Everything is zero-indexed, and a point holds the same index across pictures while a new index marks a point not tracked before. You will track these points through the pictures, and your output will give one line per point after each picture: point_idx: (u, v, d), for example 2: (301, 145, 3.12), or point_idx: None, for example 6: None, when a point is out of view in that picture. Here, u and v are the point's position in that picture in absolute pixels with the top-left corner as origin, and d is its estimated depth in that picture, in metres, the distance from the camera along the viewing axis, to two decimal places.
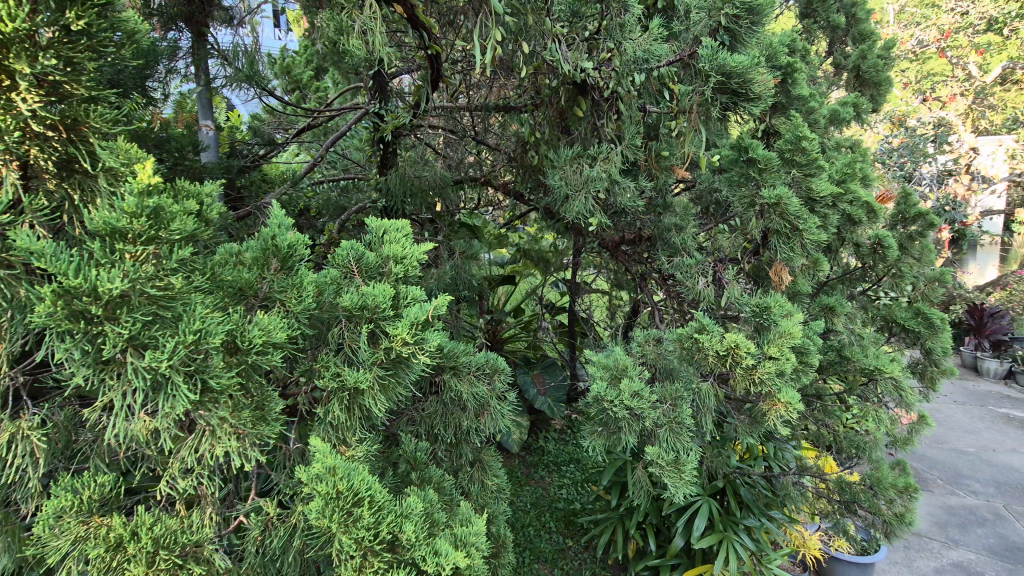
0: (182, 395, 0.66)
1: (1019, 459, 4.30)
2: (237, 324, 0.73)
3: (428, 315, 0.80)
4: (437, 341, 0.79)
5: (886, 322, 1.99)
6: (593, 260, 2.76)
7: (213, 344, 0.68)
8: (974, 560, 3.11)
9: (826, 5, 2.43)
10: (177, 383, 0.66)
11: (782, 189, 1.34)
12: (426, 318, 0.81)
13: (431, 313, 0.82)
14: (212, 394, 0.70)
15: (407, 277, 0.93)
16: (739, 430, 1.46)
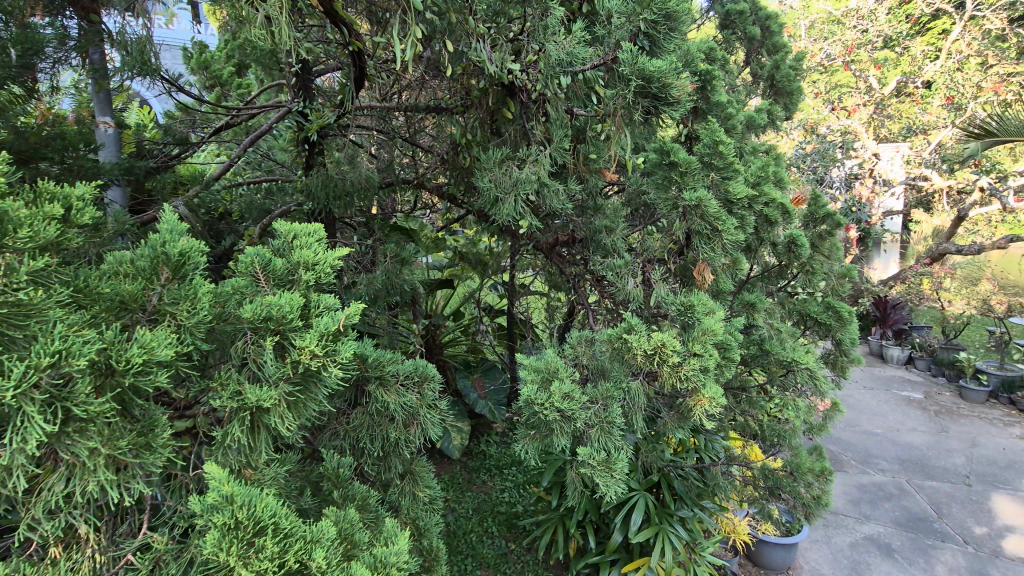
0: (37, 426, 0.59)
1: (919, 437, 4.72)
2: (110, 342, 0.66)
3: (340, 326, 0.76)
4: (350, 353, 0.75)
5: (801, 316, 2.12)
6: (530, 263, 2.77)
7: (76, 366, 0.62)
8: (883, 532, 3.38)
9: (744, 18, 2.56)
10: (29, 414, 0.59)
11: (702, 192, 1.39)
12: (338, 328, 0.78)
13: (344, 323, 0.78)
14: (78, 423, 0.63)
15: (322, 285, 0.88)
16: (669, 425, 1.50)
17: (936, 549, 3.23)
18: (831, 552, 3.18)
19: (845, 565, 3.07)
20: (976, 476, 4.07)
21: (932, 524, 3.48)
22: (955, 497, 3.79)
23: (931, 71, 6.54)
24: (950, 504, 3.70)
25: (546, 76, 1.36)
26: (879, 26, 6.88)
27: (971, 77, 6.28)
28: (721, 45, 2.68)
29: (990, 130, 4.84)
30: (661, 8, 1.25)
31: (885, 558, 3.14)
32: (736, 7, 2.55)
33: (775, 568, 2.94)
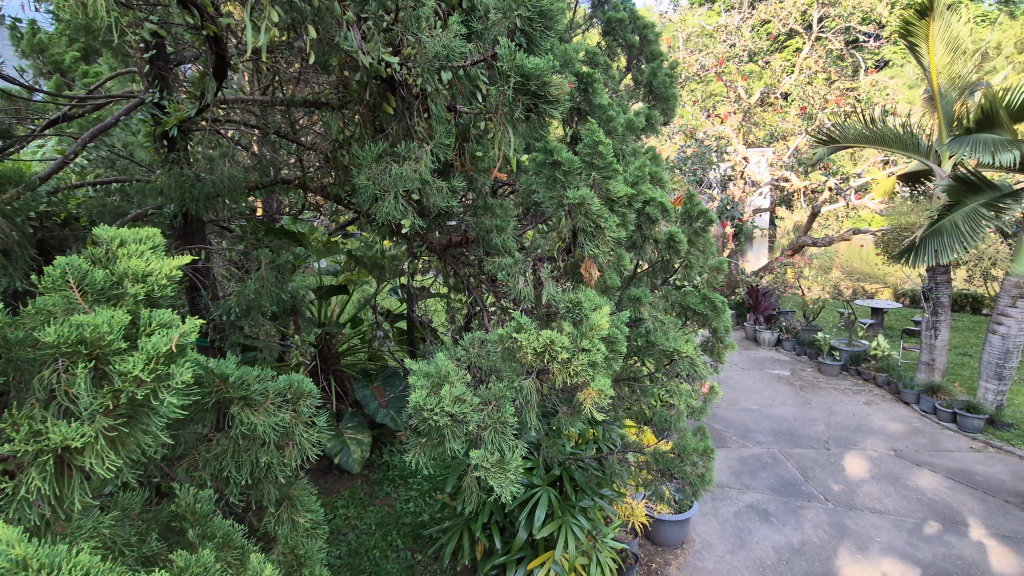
0: None
1: (788, 410, 5.29)
2: None
3: (174, 345, 0.68)
4: (189, 376, 0.68)
5: (682, 308, 2.24)
6: (426, 265, 2.70)
7: None
8: (761, 499, 3.73)
9: (623, 25, 2.68)
10: None
11: (584, 191, 1.42)
12: (172, 349, 0.69)
13: (179, 342, 0.70)
14: None
15: (155, 299, 0.78)
16: (563, 420, 1.53)
17: (804, 508, 3.62)
18: (718, 522, 3.46)
19: (730, 533, 3.36)
20: (833, 440, 4.63)
21: (801, 487, 3.90)
22: (817, 460, 4.28)
23: (788, 84, 7.35)
24: (814, 467, 4.17)
25: (423, 70, 1.32)
26: (743, 42, 7.59)
27: (818, 91, 7.13)
28: (604, 50, 2.77)
29: (834, 137, 5.53)
30: (535, 6, 1.27)
31: (762, 522, 3.47)
32: (615, 15, 2.65)
33: (670, 544, 3.14)
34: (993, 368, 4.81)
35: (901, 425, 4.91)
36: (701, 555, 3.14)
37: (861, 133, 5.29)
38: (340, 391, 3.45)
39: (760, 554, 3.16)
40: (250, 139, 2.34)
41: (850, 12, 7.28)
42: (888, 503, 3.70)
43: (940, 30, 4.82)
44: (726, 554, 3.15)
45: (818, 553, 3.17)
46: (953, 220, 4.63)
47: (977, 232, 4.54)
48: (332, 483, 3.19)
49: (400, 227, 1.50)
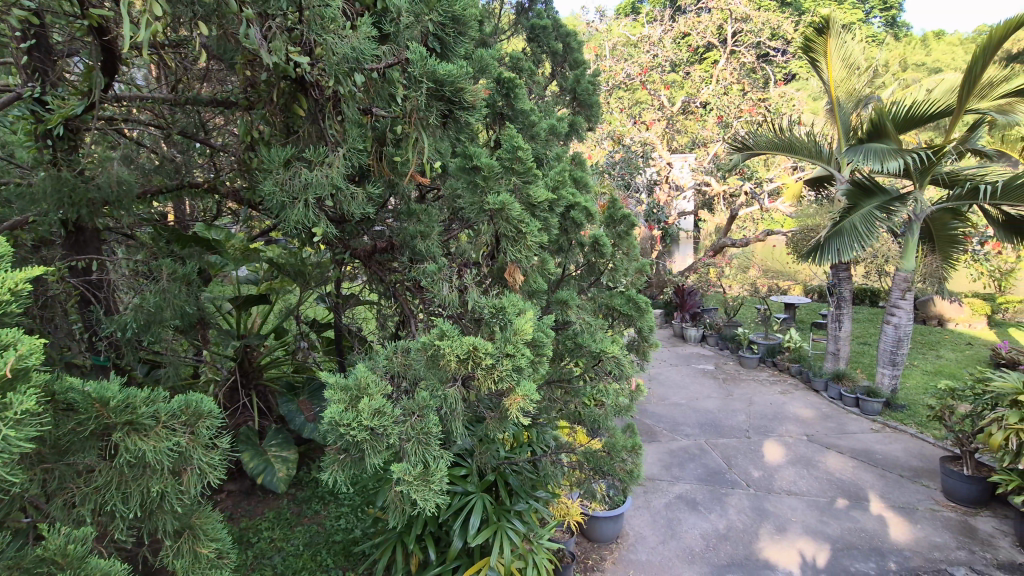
0: None
1: (712, 402, 5.57)
2: None
3: (10, 369, 0.69)
4: (31, 405, 0.67)
5: (608, 309, 2.28)
6: (351, 272, 2.61)
7: None
8: (690, 489, 3.90)
9: (546, 33, 2.73)
10: None
11: (504, 196, 1.42)
12: (7, 373, 0.69)
13: (15, 366, 0.71)
14: None
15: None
16: (491, 426, 1.52)
17: (728, 495, 3.82)
18: (650, 515, 3.58)
19: (662, 524, 3.48)
20: (753, 429, 4.91)
21: (725, 475, 4.11)
22: (739, 449, 4.53)
23: (706, 94, 7.78)
24: (737, 455, 4.41)
25: (332, 72, 1.27)
26: (665, 52, 7.96)
27: (733, 101, 7.58)
28: (528, 56, 2.79)
29: (748, 144, 5.93)
30: (447, 10, 1.30)
31: (691, 511, 3.62)
32: (538, 22, 2.69)
33: (605, 540, 3.21)
34: (888, 355, 5.29)
35: (812, 411, 5.30)
36: (635, 548, 3.23)
37: (771, 141, 5.67)
38: (263, 406, 3.27)
39: (690, 542, 3.29)
40: (156, 140, 2.18)
41: (760, 27, 7.80)
42: (801, 485, 3.98)
43: (837, 48, 5.27)
44: (658, 545, 3.26)
45: (741, 537, 3.35)
46: (852, 221, 5.05)
47: (872, 231, 4.98)
48: (255, 504, 3.01)
49: (314, 234, 1.44)
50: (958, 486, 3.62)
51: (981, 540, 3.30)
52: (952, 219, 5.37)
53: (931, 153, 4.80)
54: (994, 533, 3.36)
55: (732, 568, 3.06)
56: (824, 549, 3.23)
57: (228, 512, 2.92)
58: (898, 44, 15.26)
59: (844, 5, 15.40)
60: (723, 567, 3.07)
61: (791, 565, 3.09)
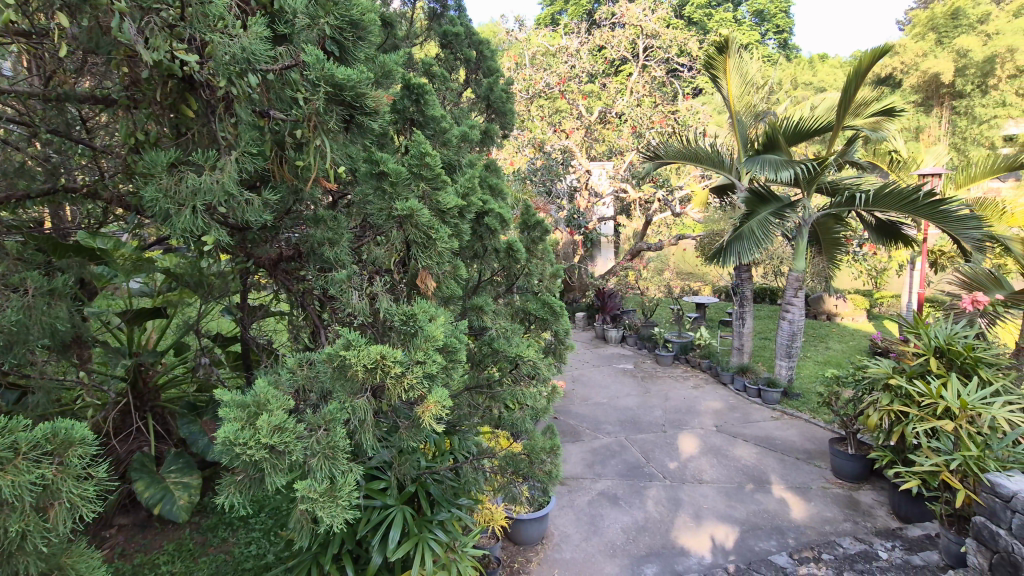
0: None
1: (632, 399, 5.82)
2: None
3: None
4: None
5: (524, 314, 2.32)
6: (258, 282, 2.47)
7: None
8: (611, 485, 4.04)
9: (460, 40, 2.72)
10: None
11: (412, 203, 1.41)
12: None
13: None
14: None
15: None
16: (404, 435, 1.51)
17: (646, 488, 4.00)
18: (574, 513, 3.67)
19: (585, 521, 3.57)
20: (669, 424, 5.18)
21: (643, 469, 4.30)
22: (655, 443, 4.77)
23: (621, 105, 8.09)
24: (655, 450, 4.63)
25: (223, 72, 1.21)
26: (581, 64, 8.26)
27: (645, 112, 7.95)
28: (441, 62, 2.79)
29: (658, 154, 6.27)
30: (344, 14, 1.30)
31: (613, 507, 3.76)
32: (451, 29, 2.69)
33: (530, 542, 3.26)
34: (785, 348, 5.78)
35: (721, 404, 5.68)
36: (559, 547, 3.29)
37: (678, 151, 6.02)
38: (161, 430, 3.01)
39: (611, 537, 3.41)
40: (25, 138, 1.97)
41: (668, 44, 8.28)
42: (711, 473, 4.24)
43: (736, 65, 5.70)
44: (581, 542, 3.35)
45: (658, 527, 3.51)
46: (751, 225, 5.48)
47: (768, 235, 5.44)
48: (152, 537, 2.76)
49: (206, 244, 1.36)
50: (844, 464, 4.01)
51: (862, 511, 3.67)
52: (834, 223, 5.96)
53: (816, 164, 5.31)
54: (873, 504, 3.76)
55: (650, 558, 3.20)
56: (731, 533, 3.45)
57: (120, 548, 2.66)
58: (789, 65, 16.75)
59: (743, 27, 16.72)
60: (642, 558, 3.20)
61: (703, 550, 3.28)
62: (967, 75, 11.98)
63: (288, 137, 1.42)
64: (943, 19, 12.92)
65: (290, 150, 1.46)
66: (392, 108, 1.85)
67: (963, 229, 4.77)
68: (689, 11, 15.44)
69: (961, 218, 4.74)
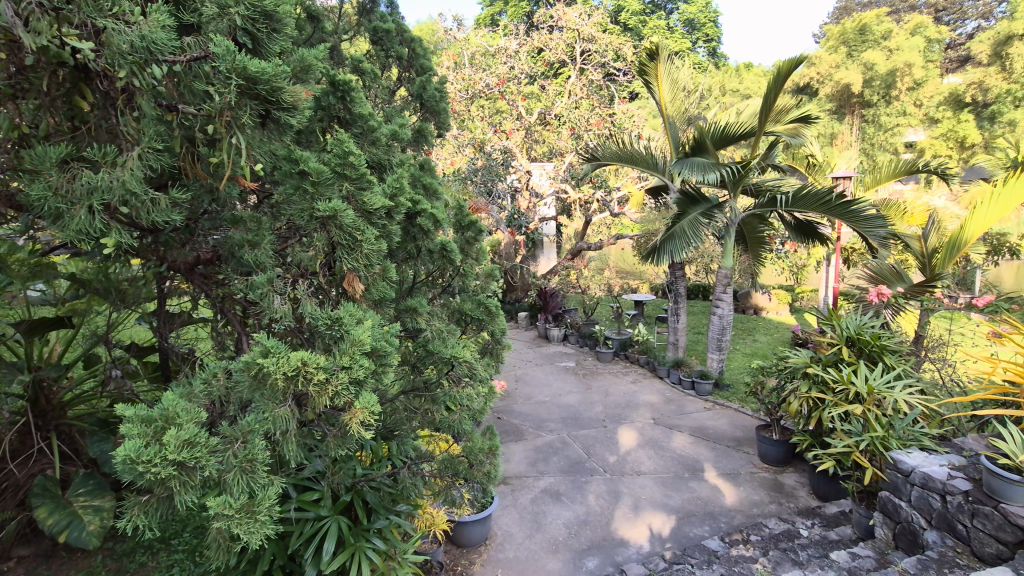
0: None
1: (574, 396, 5.93)
2: None
3: None
4: None
5: (460, 315, 2.30)
6: (176, 288, 2.32)
7: None
8: (553, 482, 4.09)
9: (390, 37, 2.67)
10: None
11: (336, 203, 1.37)
12: None
13: None
14: None
15: None
16: (330, 444, 1.49)
17: (588, 483, 4.08)
18: (517, 512, 3.68)
19: (528, 519, 3.60)
20: (609, 419, 5.31)
21: (585, 464, 4.38)
22: (596, 438, 4.87)
23: (559, 107, 8.21)
24: (596, 445, 4.73)
25: (122, 62, 1.14)
26: (520, 65, 8.30)
27: (583, 114, 8.10)
28: (370, 60, 2.72)
29: (596, 155, 6.41)
30: (256, 5, 1.24)
31: (555, 503, 3.81)
32: (381, 25, 2.63)
33: (473, 544, 3.24)
34: (715, 342, 6.07)
35: (658, 397, 5.88)
36: (502, 547, 3.30)
37: (614, 153, 6.21)
38: (68, 450, 2.76)
39: (554, 533, 3.45)
40: None
41: (604, 49, 8.48)
42: (649, 465, 4.38)
43: (667, 71, 5.92)
44: (524, 540, 3.37)
45: (599, 520, 3.59)
46: (683, 225, 5.71)
47: (698, 235, 5.69)
48: (58, 568, 2.53)
49: (105, 246, 1.26)
50: (769, 449, 4.26)
51: (786, 493, 3.91)
52: (758, 223, 6.31)
53: (740, 167, 5.60)
54: (795, 485, 4.02)
55: (592, 551, 3.27)
56: (667, 521, 3.58)
57: None
58: (718, 72, 17.59)
59: (675, 35, 17.42)
60: (583, 551, 3.27)
61: (641, 540, 3.39)
62: (873, 86, 13.03)
63: (198, 133, 1.33)
64: (852, 34, 13.95)
65: (201, 147, 1.39)
66: (316, 105, 1.79)
67: (870, 227, 5.17)
68: (625, 17, 15.90)
69: (868, 217, 5.14)
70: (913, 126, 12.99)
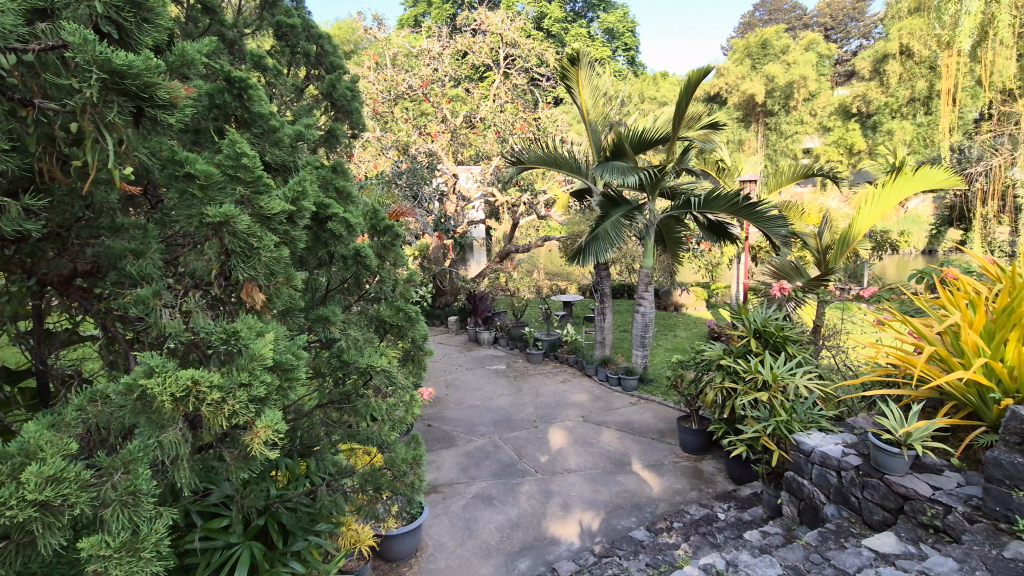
0: None
1: (505, 399, 5.94)
2: None
3: None
4: None
5: (378, 322, 2.23)
6: (53, 304, 2.08)
7: None
8: (485, 486, 4.07)
9: (295, 32, 2.55)
10: None
11: (228, 207, 1.28)
12: None
13: None
14: None
15: None
16: (232, 468, 1.38)
17: (519, 485, 4.09)
18: (448, 520, 3.62)
19: (459, 527, 3.55)
20: (540, 419, 5.36)
21: (516, 466, 4.39)
22: (528, 439, 4.90)
23: (484, 110, 8.21)
24: (528, 446, 4.76)
25: None
26: (444, 67, 8.21)
27: (507, 118, 8.14)
28: (274, 57, 2.57)
29: (520, 159, 6.46)
30: None
31: (487, 507, 3.78)
32: (285, 19, 2.50)
33: (402, 557, 3.15)
34: (639, 339, 6.30)
35: (587, 395, 6.01)
36: (433, 557, 3.23)
37: (539, 156, 6.30)
38: None
39: (486, 538, 3.43)
40: None
41: (527, 54, 8.57)
42: (579, 462, 4.47)
43: (587, 77, 6.09)
44: (456, 548, 3.32)
45: (531, 521, 3.61)
46: (606, 227, 5.90)
47: (620, 236, 5.90)
48: None
49: None
50: (689, 439, 4.48)
51: (705, 479, 4.12)
52: (675, 224, 6.62)
53: (657, 170, 5.85)
54: (713, 471, 4.24)
55: (524, 553, 3.28)
56: (596, 516, 3.66)
57: None
58: (637, 80, 18.37)
59: (596, 43, 18.01)
60: (516, 554, 3.27)
61: (572, 537, 3.44)
62: (774, 96, 14.11)
63: (60, 131, 1.20)
64: (755, 47, 15.06)
65: (65, 146, 1.25)
66: (209, 102, 1.67)
67: (773, 226, 5.58)
68: (548, 24, 16.27)
69: (771, 218, 5.55)
70: (809, 134, 14.18)
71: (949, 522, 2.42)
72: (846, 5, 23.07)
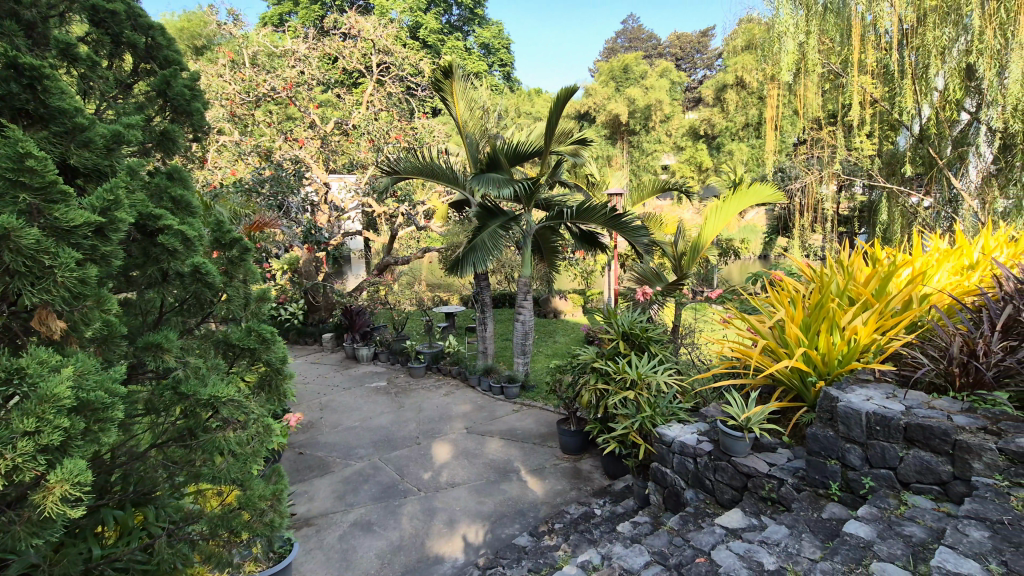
0: None
1: (385, 417, 5.72)
2: None
3: None
4: None
5: (226, 346, 2.00)
6: None
7: None
8: (364, 513, 3.85)
9: (118, 20, 2.22)
10: None
11: (6, 218, 1.06)
12: None
13: None
14: None
15: None
16: (22, 535, 1.14)
17: (401, 506, 3.94)
18: (322, 554, 3.37)
19: (335, 559, 3.32)
20: (422, 435, 5.24)
21: (397, 487, 4.23)
22: (409, 457, 4.75)
23: (356, 117, 7.90)
24: (410, 464, 4.61)
25: None
26: (311, 70, 7.79)
27: (382, 126, 7.93)
28: (90, 45, 2.21)
29: (395, 169, 6.27)
30: None
31: (366, 534, 3.59)
32: (103, 3, 2.17)
33: None
34: (520, 346, 6.44)
35: (470, 406, 5.99)
36: None
37: (414, 166, 6.14)
38: None
39: (365, 567, 3.25)
40: None
41: (401, 63, 8.39)
42: (463, 475, 4.42)
43: (462, 91, 6.11)
44: None
45: (413, 543, 3.48)
46: (483, 237, 5.96)
47: (498, 246, 5.98)
48: None
49: None
50: (568, 440, 4.64)
51: (583, 478, 4.30)
52: (551, 235, 6.88)
53: (531, 183, 6.05)
54: (590, 470, 4.44)
55: None
56: (481, 528, 3.65)
57: None
58: (512, 95, 19.01)
59: (473, 58, 18.43)
60: None
61: (455, 553, 3.38)
62: (635, 117, 15.46)
63: None
64: (618, 71, 16.36)
65: None
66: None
67: (636, 236, 6.01)
68: (423, 34, 16.33)
69: (635, 228, 5.98)
70: (665, 152, 15.68)
71: (783, 493, 2.76)
72: (692, 40, 26.02)
